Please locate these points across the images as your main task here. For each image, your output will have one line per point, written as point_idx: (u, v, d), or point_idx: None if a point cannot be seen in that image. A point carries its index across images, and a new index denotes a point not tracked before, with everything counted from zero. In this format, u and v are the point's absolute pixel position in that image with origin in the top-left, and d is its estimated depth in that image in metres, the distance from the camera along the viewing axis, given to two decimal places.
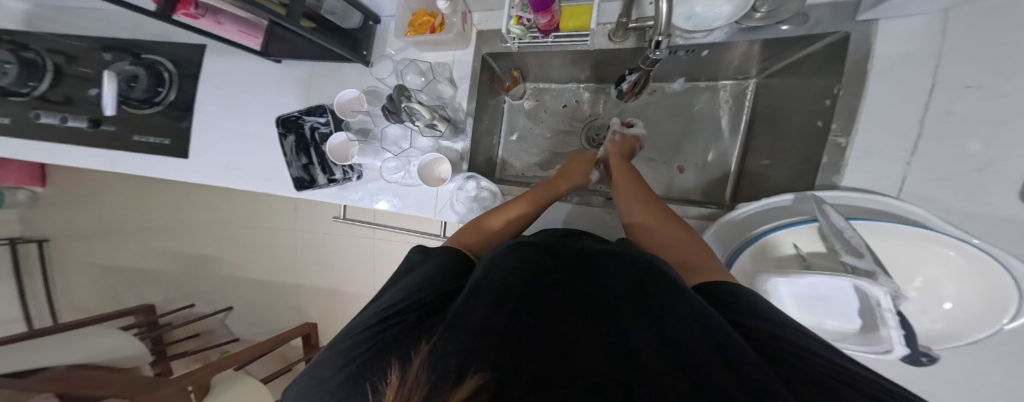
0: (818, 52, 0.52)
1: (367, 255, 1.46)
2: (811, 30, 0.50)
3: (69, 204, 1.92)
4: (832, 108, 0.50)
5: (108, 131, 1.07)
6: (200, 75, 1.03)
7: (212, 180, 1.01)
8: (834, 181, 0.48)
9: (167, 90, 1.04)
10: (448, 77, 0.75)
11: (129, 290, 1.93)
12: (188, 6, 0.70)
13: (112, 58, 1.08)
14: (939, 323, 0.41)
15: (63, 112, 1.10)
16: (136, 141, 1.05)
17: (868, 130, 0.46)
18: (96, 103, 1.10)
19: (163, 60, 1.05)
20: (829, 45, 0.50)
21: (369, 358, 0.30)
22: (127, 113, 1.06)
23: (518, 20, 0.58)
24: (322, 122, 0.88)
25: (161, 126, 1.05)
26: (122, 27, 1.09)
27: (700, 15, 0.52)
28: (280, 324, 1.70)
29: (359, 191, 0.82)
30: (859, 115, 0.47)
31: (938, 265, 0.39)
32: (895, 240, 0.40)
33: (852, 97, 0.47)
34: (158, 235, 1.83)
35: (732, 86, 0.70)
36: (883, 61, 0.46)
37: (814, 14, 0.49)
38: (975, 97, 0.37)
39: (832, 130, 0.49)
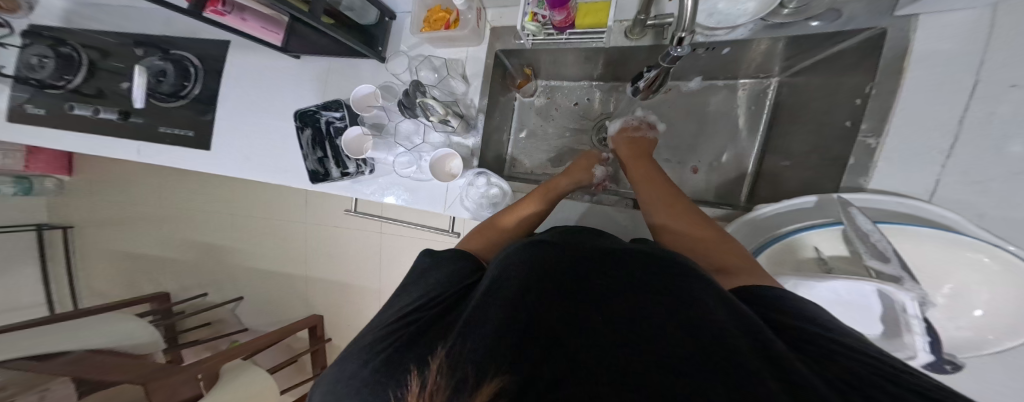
0: (851, 49, 0.50)
1: (375, 249, 1.48)
2: (842, 27, 0.48)
3: (94, 193, 1.99)
4: (862, 108, 0.48)
5: (135, 123, 1.11)
6: (223, 69, 1.06)
7: (231, 171, 1.03)
8: (860, 183, 0.47)
9: (192, 84, 1.07)
10: (462, 74, 0.76)
11: (147, 278, 2.00)
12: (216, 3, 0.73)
13: (142, 53, 1.12)
14: (972, 331, 0.39)
15: (93, 104, 1.14)
16: (161, 132, 1.09)
17: (900, 130, 0.44)
18: (124, 96, 1.14)
19: (188, 55, 1.08)
20: (862, 42, 0.48)
21: (391, 354, 0.31)
22: (153, 106, 1.10)
23: (533, 16, 0.59)
24: (336, 116, 0.89)
25: (183, 119, 1.08)
26: (150, 23, 1.13)
27: (724, 12, 0.51)
28: (288, 315, 1.73)
29: (371, 185, 0.83)
30: (892, 115, 0.45)
31: (970, 270, 0.38)
32: (925, 245, 0.40)
33: (884, 97, 0.46)
34: (176, 225, 1.89)
35: (752, 84, 0.68)
36: (922, 59, 0.44)
37: (848, 10, 0.48)
38: (1021, 98, 0.36)
39: (861, 130, 0.47)
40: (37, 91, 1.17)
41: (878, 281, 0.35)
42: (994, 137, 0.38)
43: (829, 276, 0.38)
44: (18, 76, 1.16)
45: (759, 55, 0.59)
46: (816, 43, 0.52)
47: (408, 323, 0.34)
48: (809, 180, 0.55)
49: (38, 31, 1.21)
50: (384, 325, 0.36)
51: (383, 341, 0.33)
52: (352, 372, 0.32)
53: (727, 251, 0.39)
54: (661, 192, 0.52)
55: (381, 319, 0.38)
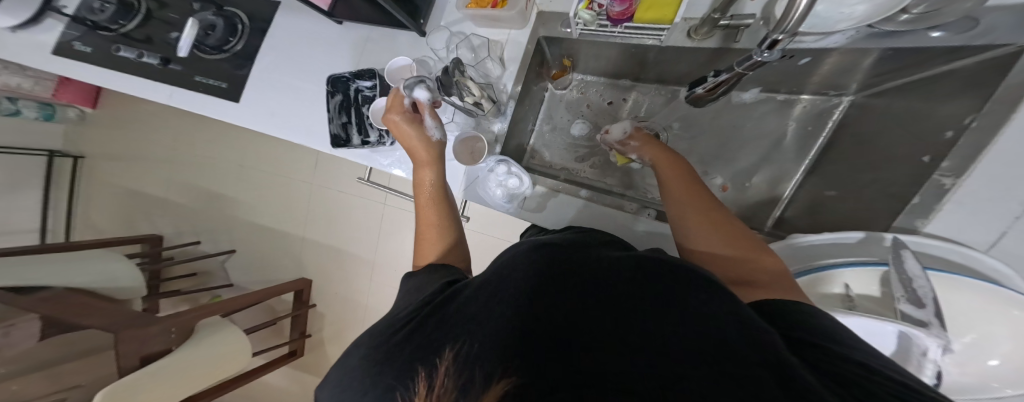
0: (964, 70, 0.41)
1: (376, 219, 1.45)
2: (970, 41, 0.39)
3: (115, 132, 2.02)
4: (954, 142, 0.42)
5: (173, 69, 1.12)
6: (268, 30, 1.07)
7: (253, 126, 1.04)
8: (916, 225, 0.43)
9: (237, 40, 1.09)
10: (499, 57, 0.74)
11: (147, 219, 1.99)
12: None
13: (199, 7, 1.15)
14: (973, 377, 0.36)
15: (141, 49, 1.15)
16: (196, 81, 1.09)
17: (990, 174, 0.37)
18: (170, 44, 1.16)
19: (240, 12, 1.10)
20: (986, 61, 0.39)
21: (393, 350, 0.29)
22: (195, 56, 1.11)
23: (589, 5, 0.59)
24: (367, 85, 0.89)
25: (219, 70, 1.09)
26: None
27: (821, 14, 0.44)
28: (279, 275, 1.71)
29: (390, 156, 0.82)
30: (983, 154, 0.38)
31: (1003, 325, 0.34)
32: (966, 297, 0.36)
33: (985, 132, 0.39)
34: (187, 170, 1.90)
35: (817, 100, 0.62)
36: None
37: (989, 19, 0.39)
38: None
39: (940, 168, 0.41)
40: (89, 31, 1.18)
41: (904, 323, 0.33)
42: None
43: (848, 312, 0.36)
44: (75, 15, 1.18)
45: (831, 68, 0.53)
46: (926, 58, 0.43)
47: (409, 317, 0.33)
48: (862, 212, 0.52)
49: None
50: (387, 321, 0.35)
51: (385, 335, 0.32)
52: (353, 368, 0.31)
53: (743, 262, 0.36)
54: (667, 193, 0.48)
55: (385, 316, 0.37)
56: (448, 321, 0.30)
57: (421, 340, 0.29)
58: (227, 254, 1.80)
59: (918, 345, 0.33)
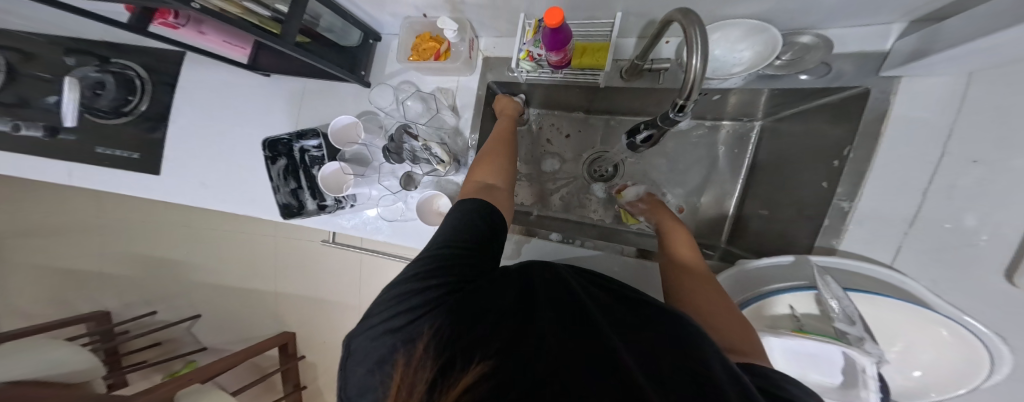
0: (833, 104, 0.52)
1: (353, 265, 1.41)
2: (831, 82, 0.51)
3: (28, 204, 1.77)
4: (839, 169, 0.50)
5: (66, 141, 0.98)
6: (177, 84, 0.96)
7: (184, 197, 0.94)
8: (833, 244, 0.49)
9: (138, 98, 0.95)
10: (451, 105, 0.74)
11: (81, 296, 1.77)
12: (167, 15, 0.61)
13: (73, 62, 1.00)
14: (911, 383, 0.45)
15: (14, 117, 1.00)
16: (101, 153, 0.96)
17: (873, 197, 0.47)
18: (52, 111, 1.01)
19: (133, 64, 0.96)
20: (846, 98, 0.50)
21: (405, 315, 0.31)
22: (90, 123, 0.98)
23: (529, 54, 0.60)
24: (313, 144, 0.83)
25: (128, 138, 0.96)
26: (88, 28, 0.99)
27: (720, 59, 0.56)
28: (255, 335, 1.62)
29: (352, 220, 0.79)
30: (865, 180, 0.47)
31: (923, 335, 0.42)
32: (888, 311, 0.43)
33: (862, 162, 0.47)
34: (124, 237, 1.71)
35: (735, 125, 0.71)
36: (900, 124, 0.46)
37: (837, 65, 0.51)
38: (982, 172, 0.37)
39: (836, 193, 0.49)
40: None
41: (844, 344, 0.39)
42: (952, 208, 0.39)
43: (800, 335, 0.42)
44: None
45: (736, 102, 0.63)
46: (802, 97, 0.55)
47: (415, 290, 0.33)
48: (783, 231, 0.58)
49: None
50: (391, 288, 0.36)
51: (387, 310, 0.33)
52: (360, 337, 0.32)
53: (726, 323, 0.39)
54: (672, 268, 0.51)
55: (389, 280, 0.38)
56: (460, 302, 0.31)
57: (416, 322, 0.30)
58: (192, 320, 1.68)
59: (859, 362, 0.39)
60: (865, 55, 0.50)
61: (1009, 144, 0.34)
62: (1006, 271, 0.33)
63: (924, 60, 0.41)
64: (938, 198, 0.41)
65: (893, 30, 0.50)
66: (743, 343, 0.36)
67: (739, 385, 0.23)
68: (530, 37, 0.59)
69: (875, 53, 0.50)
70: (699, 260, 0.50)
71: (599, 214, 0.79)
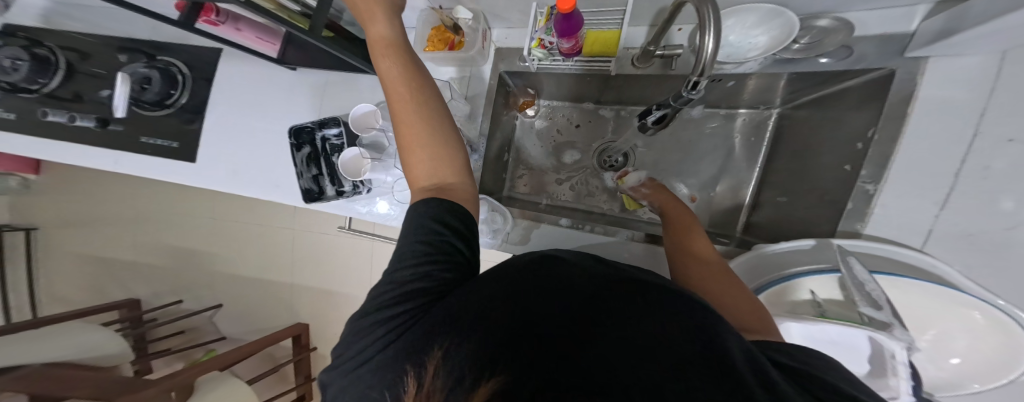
0: (855, 87, 0.51)
1: (366, 258, 1.44)
2: (852, 65, 0.49)
3: (72, 195, 1.90)
4: (863, 153, 0.48)
5: (114, 131, 1.06)
6: (213, 80, 1.03)
7: (215, 184, 1.00)
8: (856, 228, 0.47)
9: (179, 92, 1.03)
10: (464, 95, 0.76)
11: (116, 283, 1.89)
12: (209, 13, 0.68)
13: (126, 59, 1.09)
14: (948, 373, 0.43)
15: (71, 111, 1.10)
16: (143, 143, 1.04)
17: (898, 182, 0.44)
18: (105, 104, 1.10)
19: (176, 61, 1.05)
20: (870, 81, 0.49)
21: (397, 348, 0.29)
22: (135, 114, 1.06)
23: (540, 43, 0.61)
24: (333, 133, 0.87)
25: (168, 129, 1.04)
26: (139, 27, 1.09)
27: (735, 45, 0.56)
28: (271, 324, 1.67)
29: (369, 204, 0.83)
30: (891, 163, 0.45)
31: (956, 322, 0.40)
32: (917, 295, 0.40)
33: (886, 143, 0.45)
34: (156, 227, 1.81)
35: (752, 114, 0.70)
36: (927, 105, 0.43)
37: (859, 47, 0.49)
38: (1018, 152, 0.37)
39: (860, 176, 0.47)
40: (8, 94, 1.13)
41: (868, 328, 0.36)
42: None
43: (823, 320, 0.40)
44: None
45: (754, 88, 0.62)
46: (822, 81, 0.53)
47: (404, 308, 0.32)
48: (803, 219, 0.56)
49: (13, 31, 1.17)
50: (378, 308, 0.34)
51: (378, 339, 0.31)
52: (359, 370, 0.30)
53: (733, 302, 0.39)
54: (676, 251, 0.51)
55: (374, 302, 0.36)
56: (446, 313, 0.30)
57: (410, 338, 0.29)
58: (214, 309, 1.75)
59: (887, 347, 0.35)
60: (887, 37, 0.48)
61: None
62: None
63: (953, 38, 0.39)
64: (970, 179, 0.40)
65: (918, 11, 0.47)
66: (753, 322, 0.36)
67: (750, 361, 0.23)
68: (542, 25, 0.60)
69: (901, 35, 0.47)
70: (704, 244, 0.49)
71: (608, 204, 0.79)
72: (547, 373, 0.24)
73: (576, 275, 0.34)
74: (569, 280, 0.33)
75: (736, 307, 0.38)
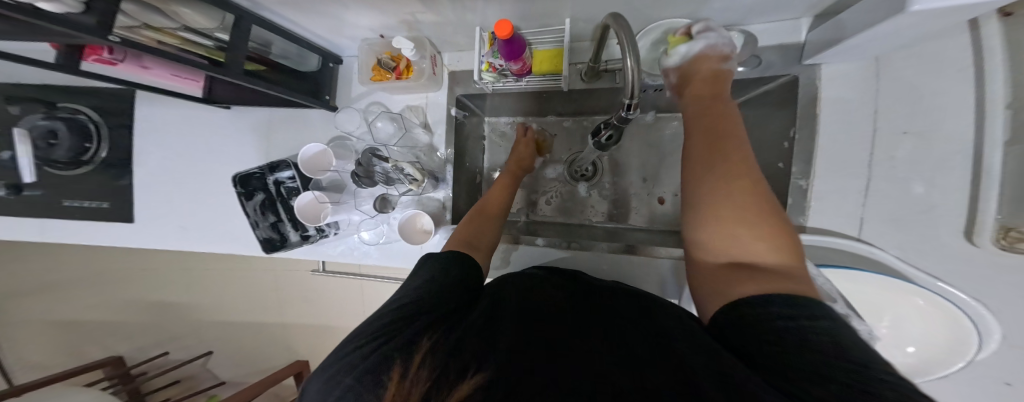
0: (774, 90, 0.54)
1: (354, 289, 1.42)
2: (763, 72, 0.52)
3: (11, 262, 1.75)
4: (792, 149, 0.52)
5: (32, 196, 0.97)
6: (133, 125, 0.95)
7: (167, 243, 0.94)
8: (800, 222, 0.50)
9: (96, 145, 0.93)
10: (422, 122, 0.74)
11: (89, 346, 1.79)
12: (100, 50, 0.60)
13: (19, 110, 0.98)
14: (915, 359, 0.48)
15: None
16: (67, 206, 0.95)
17: (824, 176, 0.48)
18: (8, 166, 1.00)
19: (82, 108, 0.95)
20: (781, 85, 0.53)
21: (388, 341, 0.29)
22: (52, 176, 0.96)
23: (490, 66, 0.60)
24: (287, 175, 0.83)
25: (93, 188, 0.94)
26: (29, 76, 0.97)
27: None
28: (266, 365, 1.64)
29: (336, 247, 0.78)
30: (816, 157, 0.49)
31: (907, 309, 0.45)
32: (867, 285, 0.46)
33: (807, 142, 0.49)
34: (120, 282, 1.71)
35: None
36: (830, 105, 0.48)
37: (766, 57, 0.52)
38: (912, 144, 0.40)
39: (794, 172, 0.51)
40: None
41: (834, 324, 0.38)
42: (899, 177, 0.41)
43: None
44: None
45: None
46: (744, 87, 0.55)
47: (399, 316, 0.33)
48: None
49: None
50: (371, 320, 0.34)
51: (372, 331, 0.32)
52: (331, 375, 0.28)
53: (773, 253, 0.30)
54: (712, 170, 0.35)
55: (366, 318, 0.36)
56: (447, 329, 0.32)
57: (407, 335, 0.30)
58: (205, 357, 1.70)
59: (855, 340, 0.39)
60: (785, 48, 0.51)
61: (931, 116, 0.38)
62: (968, 231, 0.35)
63: (835, 48, 0.43)
64: (881, 169, 0.43)
65: (801, 26, 0.51)
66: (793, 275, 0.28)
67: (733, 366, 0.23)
68: (488, 48, 0.59)
69: (794, 45, 0.51)
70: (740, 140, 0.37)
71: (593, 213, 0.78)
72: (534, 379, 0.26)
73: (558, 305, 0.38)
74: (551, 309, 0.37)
75: (779, 262, 0.29)
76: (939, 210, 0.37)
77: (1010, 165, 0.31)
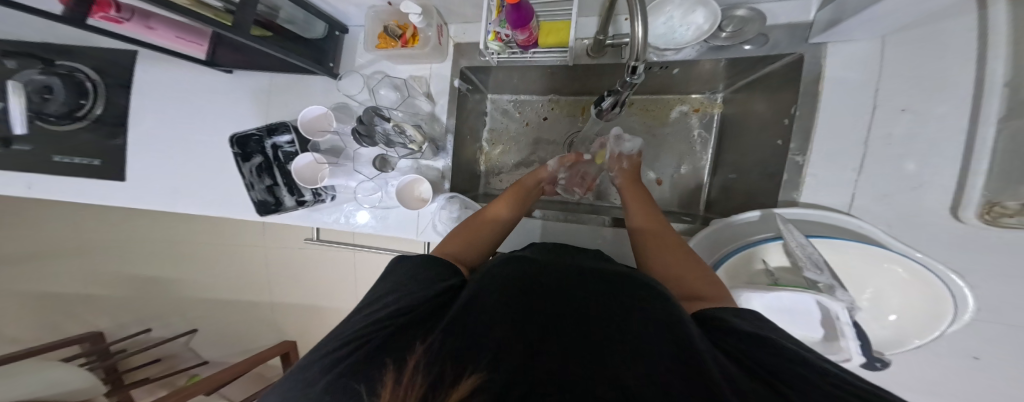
0: (777, 71, 0.54)
1: (347, 268, 1.41)
2: (768, 52, 0.52)
3: None
4: (790, 127, 0.51)
5: (21, 152, 0.94)
6: (132, 85, 0.93)
7: (159, 205, 0.92)
8: (794, 197, 0.51)
9: (92, 101, 0.92)
10: (425, 92, 0.75)
11: (68, 319, 1.74)
12: (107, 8, 0.60)
13: (16, 65, 0.96)
14: (892, 332, 0.45)
15: None
16: (57, 162, 0.93)
17: (823, 151, 0.49)
18: None
19: (83, 66, 0.93)
20: (785, 65, 0.53)
21: (375, 349, 0.27)
22: (45, 131, 0.94)
23: (496, 35, 0.60)
24: (285, 139, 0.82)
25: (86, 145, 0.93)
26: (28, 29, 0.95)
27: (667, 33, 0.55)
28: (252, 344, 1.62)
29: (332, 213, 0.78)
30: (813, 135, 0.49)
31: (885, 279, 0.43)
32: (850, 255, 0.44)
33: (809, 117, 0.49)
34: (104, 254, 1.67)
35: (701, 99, 0.73)
36: (832, 84, 0.48)
37: (773, 36, 0.52)
38: (910, 120, 0.42)
39: (790, 149, 0.51)
40: None
41: (816, 293, 0.40)
42: (893, 155, 0.44)
43: (778, 287, 0.43)
44: None
45: (699, 74, 0.64)
46: (749, 65, 0.56)
47: (374, 320, 0.31)
48: (749, 189, 0.60)
49: None
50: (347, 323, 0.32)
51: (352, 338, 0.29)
52: (304, 384, 0.27)
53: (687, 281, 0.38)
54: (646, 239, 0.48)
55: (340, 326, 0.32)
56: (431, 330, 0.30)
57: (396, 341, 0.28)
58: (189, 334, 1.68)
59: (832, 309, 0.40)
60: (793, 26, 0.51)
61: (931, 91, 0.40)
62: (954, 208, 0.38)
63: (838, 26, 0.44)
64: (879, 146, 0.45)
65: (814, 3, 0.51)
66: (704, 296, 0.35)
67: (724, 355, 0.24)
68: (495, 17, 0.60)
69: (802, 24, 0.51)
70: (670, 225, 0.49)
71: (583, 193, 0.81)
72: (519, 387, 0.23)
73: (560, 278, 0.35)
74: (549, 284, 0.34)
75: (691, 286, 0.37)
76: (929, 185, 0.40)
77: (999, 143, 0.34)
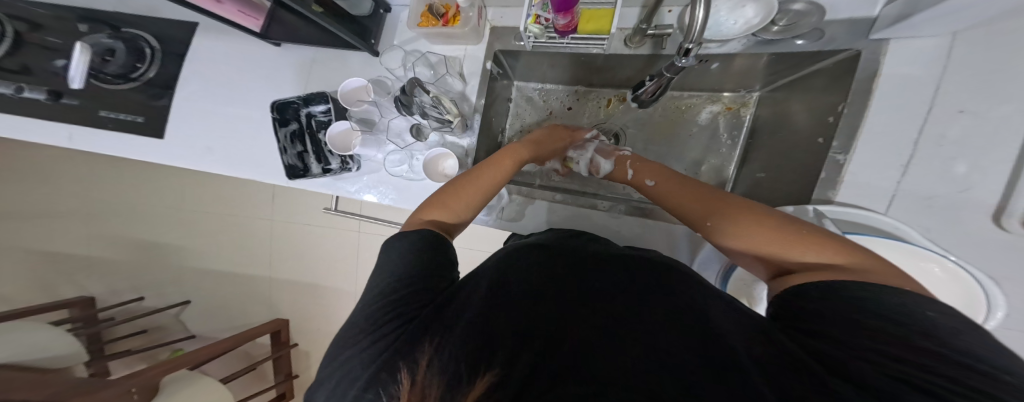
0: (827, 69, 0.55)
1: (351, 248, 1.41)
2: (824, 46, 0.53)
3: (7, 186, 1.72)
4: (834, 125, 0.53)
5: (68, 105, 0.97)
6: (186, 53, 0.97)
7: (188, 163, 0.94)
8: (828, 196, 0.51)
9: (146, 66, 0.97)
10: (459, 71, 0.77)
11: (66, 280, 1.72)
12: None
13: (86, 29, 1.00)
14: None
15: (18, 82, 0.99)
16: (103, 116, 0.96)
17: (864, 150, 0.50)
18: (58, 75, 1.00)
19: (145, 34, 0.98)
20: (838, 62, 0.54)
21: (399, 345, 0.28)
22: (94, 88, 0.98)
23: (537, 18, 0.62)
24: (320, 109, 0.84)
25: (132, 103, 0.96)
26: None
27: (718, 23, 0.57)
28: (246, 320, 1.60)
29: (356, 183, 0.79)
30: (859, 134, 0.50)
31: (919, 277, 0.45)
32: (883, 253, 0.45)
33: (856, 116, 0.51)
34: (115, 219, 1.68)
35: (735, 97, 0.74)
36: (889, 79, 0.49)
37: (830, 31, 0.53)
38: (968, 122, 0.43)
39: (832, 147, 0.52)
40: None
41: None
42: (943, 157, 0.44)
43: None
44: None
45: (738, 70, 0.66)
46: (799, 61, 0.57)
47: (393, 315, 0.31)
48: (783, 188, 0.61)
49: None
50: (366, 307, 0.34)
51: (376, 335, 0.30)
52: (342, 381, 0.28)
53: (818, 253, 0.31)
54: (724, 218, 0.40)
55: (359, 320, 0.33)
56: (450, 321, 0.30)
57: (415, 336, 0.28)
58: (183, 306, 1.65)
59: None
60: (855, 21, 0.52)
61: (995, 92, 0.41)
62: (999, 214, 0.39)
63: (907, 20, 0.45)
64: (929, 148, 0.45)
65: None
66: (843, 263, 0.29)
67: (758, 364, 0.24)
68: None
69: (865, 19, 0.52)
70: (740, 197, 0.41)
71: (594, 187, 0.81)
72: (537, 377, 0.24)
73: (579, 277, 0.35)
74: (568, 284, 0.34)
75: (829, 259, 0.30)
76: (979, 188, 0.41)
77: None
